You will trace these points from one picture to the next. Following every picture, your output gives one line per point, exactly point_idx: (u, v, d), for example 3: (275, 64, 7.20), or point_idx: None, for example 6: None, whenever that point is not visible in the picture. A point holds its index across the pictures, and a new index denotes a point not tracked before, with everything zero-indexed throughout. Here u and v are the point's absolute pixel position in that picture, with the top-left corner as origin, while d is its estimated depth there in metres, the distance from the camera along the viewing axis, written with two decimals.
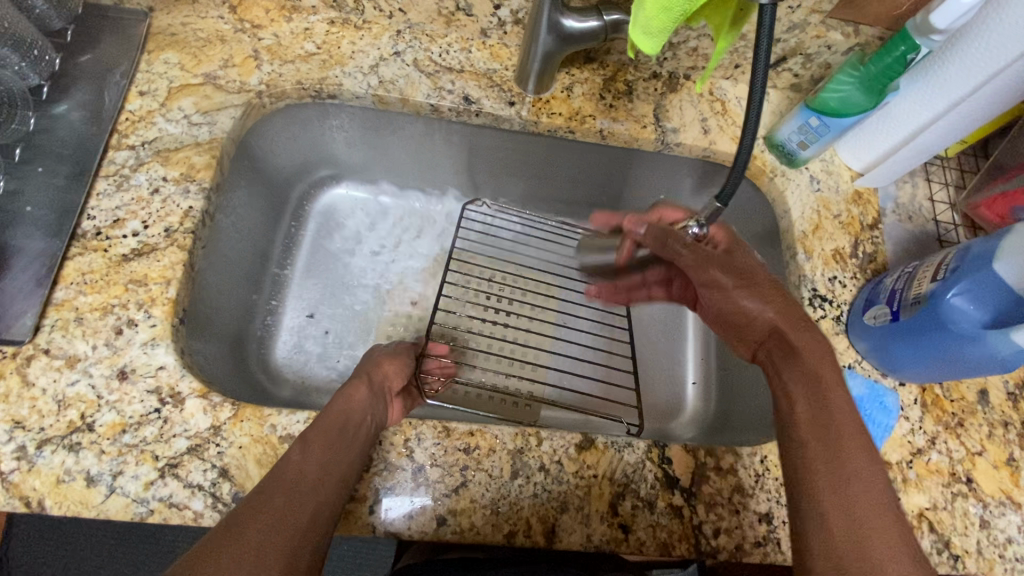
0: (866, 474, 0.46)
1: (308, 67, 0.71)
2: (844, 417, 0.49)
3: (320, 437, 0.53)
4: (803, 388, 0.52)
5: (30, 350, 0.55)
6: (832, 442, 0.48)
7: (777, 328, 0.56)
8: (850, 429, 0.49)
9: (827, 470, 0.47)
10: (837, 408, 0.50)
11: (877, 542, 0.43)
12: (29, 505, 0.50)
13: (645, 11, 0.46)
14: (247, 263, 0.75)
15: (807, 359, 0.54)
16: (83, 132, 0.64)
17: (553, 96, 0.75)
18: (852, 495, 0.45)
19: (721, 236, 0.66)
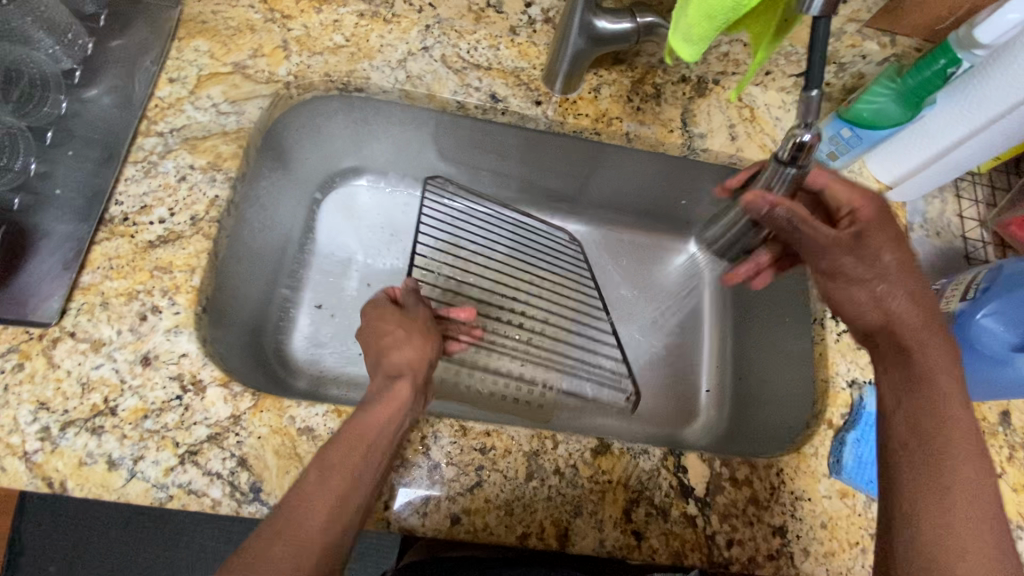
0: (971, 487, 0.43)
1: (337, 59, 0.71)
2: (958, 429, 0.45)
3: (338, 455, 0.49)
4: (912, 394, 0.48)
5: (56, 332, 0.55)
6: (936, 451, 0.44)
7: (905, 324, 0.50)
8: (961, 439, 0.44)
9: (925, 480, 0.44)
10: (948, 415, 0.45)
11: (971, 561, 0.40)
12: (51, 486, 0.51)
13: (687, 19, 0.45)
14: (268, 254, 0.75)
15: (933, 367, 0.47)
16: (112, 117, 0.65)
17: (580, 97, 0.74)
18: (953, 509, 0.42)
19: (868, 207, 0.55)
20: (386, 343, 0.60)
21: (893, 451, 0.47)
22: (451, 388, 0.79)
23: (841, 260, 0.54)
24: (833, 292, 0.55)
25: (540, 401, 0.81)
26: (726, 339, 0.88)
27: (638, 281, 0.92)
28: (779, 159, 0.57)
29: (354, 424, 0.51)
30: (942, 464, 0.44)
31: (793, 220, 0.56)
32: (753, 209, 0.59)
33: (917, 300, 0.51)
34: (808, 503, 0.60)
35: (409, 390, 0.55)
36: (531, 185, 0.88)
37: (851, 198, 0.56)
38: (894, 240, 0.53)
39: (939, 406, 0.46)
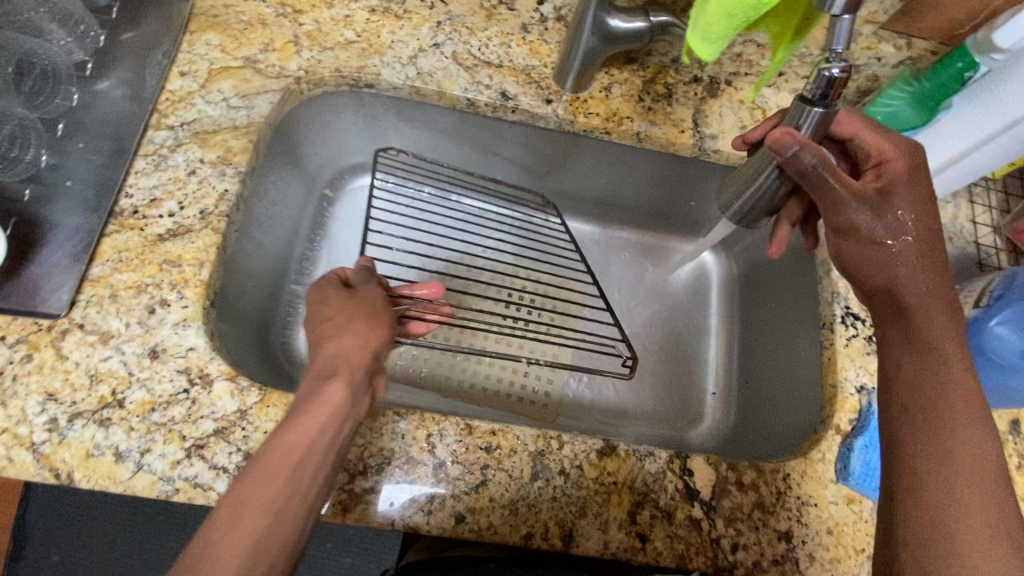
0: (971, 447, 0.43)
1: (347, 55, 0.71)
2: (956, 386, 0.46)
3: (272, 466, 0.46)
4: (912, 353, 0.49)
5: (65, 324, 0.56)
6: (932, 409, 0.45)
7: (910, 288, 0.51)
8: (961, 396, 0.45)
9: (923, 439, 0.45)
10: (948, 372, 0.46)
11: (963, 514, 0.41)
12: (58, 477, 0.51)
13: (706, 17, 0.45)
14: (276, 248, 0.75)
15: (935, 327, 0.49)
16: (124, 109, 0.65)
17: (590, 96, 0.73)
18: (949, 467, 0.43)
19: (898, 164, 0.54)
20: (327, 329, 0.56)
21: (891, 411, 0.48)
22: (457, 386, 0.80)
23: (858, 215, 0.53)
24: (847, 250, 0.55)
25: (545, 400, 0.81)
26: (733, 342, 0.87)
27: (645, 283, 0.91)
28: (805, 99, 0.50)
29: (294, 430, 0.48)
30: (939, 422, 0.45)
31: (819, 166, 0.51)
32: (777, 151, 0.51)
33: (925, 261, 0.52)
34: (814, 509, 0.59)
35: (349, 382, 0.52)
36: (540, 183, 0.87)
37: (883, 148, 0.55)
38: (918, 197, 0.53)
39: (937, 364, 0.47)
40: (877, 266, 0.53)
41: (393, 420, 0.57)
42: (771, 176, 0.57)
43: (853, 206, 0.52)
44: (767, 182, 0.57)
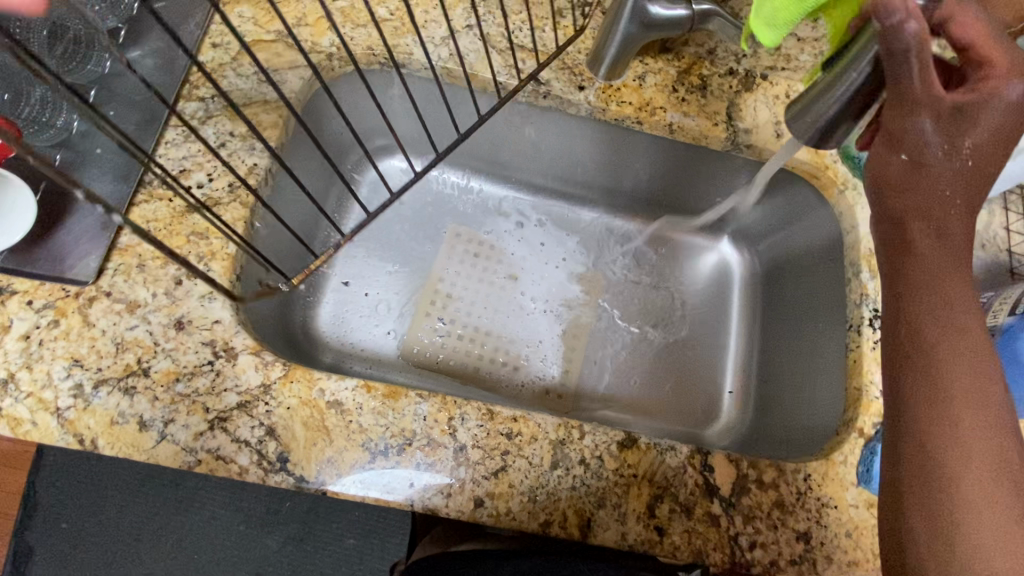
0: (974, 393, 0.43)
1: (380, 33, 0.70)
2: (965, 339, 0.44)
3: None
4: (922, 292, 0.45)
5: (92, 291, 0.56)
6: (936, 357, 0.44)
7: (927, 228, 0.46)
8: (966, 342, 0.44)
9: (923, 389, 0.43)
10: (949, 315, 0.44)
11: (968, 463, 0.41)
12: (82, 443, 0.52)
13: (774, 4, 0.50)
14: (300, 229, 0.77)
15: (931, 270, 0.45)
16: (155, 78, 0.64)
17: (624, 84, 0.73)
18: (956, 416, 0.42)
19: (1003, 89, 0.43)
20: None
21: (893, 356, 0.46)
22: (474, 375, 0.82)
23: (922, 127, 0.44)
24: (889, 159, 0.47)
25: (559, 391, 0.83)
26: (753, 341, 0.87)
27: (665, 278, 0.91)
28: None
29: None
30: (948, 372, 0.43)
31: (910, 49, 0.42)
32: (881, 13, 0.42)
33: (962, 201, 0.46)
34: (834, 511, 0.59)
35: None
36: (563, 172, 0.87)
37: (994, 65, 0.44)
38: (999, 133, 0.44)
39: (942, 308, 0.45)
40: (907, 190, 0.46)
41: (415, 401, 0.57)
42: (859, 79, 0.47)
43: (923, 115, 0.44)
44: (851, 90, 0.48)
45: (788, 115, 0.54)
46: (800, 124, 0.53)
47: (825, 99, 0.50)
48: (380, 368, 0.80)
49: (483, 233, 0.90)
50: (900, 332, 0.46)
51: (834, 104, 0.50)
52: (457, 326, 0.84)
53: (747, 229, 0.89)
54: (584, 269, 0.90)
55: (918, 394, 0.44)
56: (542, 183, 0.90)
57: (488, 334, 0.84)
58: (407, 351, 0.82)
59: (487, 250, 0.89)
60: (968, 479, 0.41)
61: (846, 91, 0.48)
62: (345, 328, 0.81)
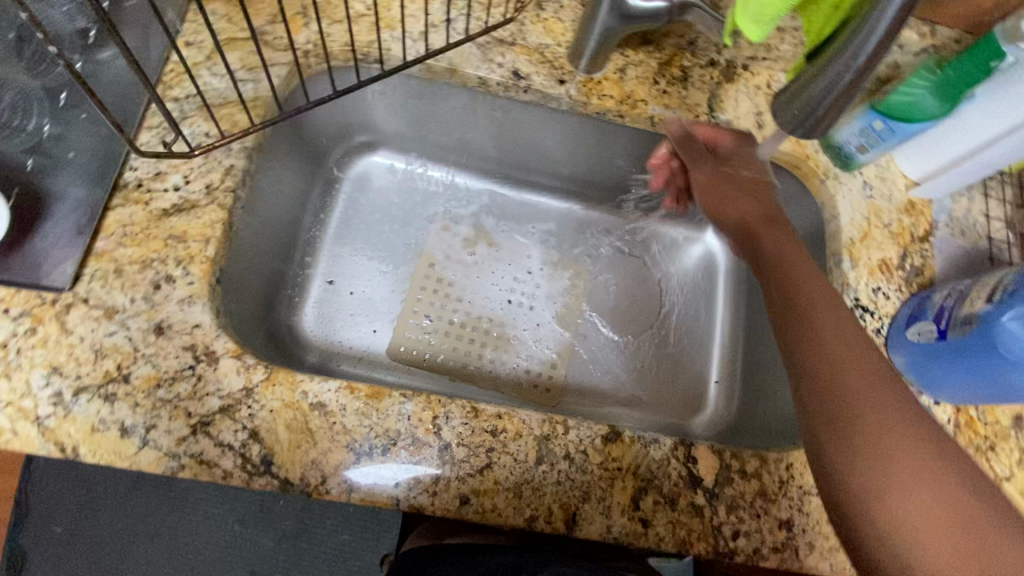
0: (833, 327, 0.52)
1: (357, 28, 0.70)
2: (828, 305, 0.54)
3: None
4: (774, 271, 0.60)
5: (69, 297, 0.55)
6: (797, 306, 0.55)
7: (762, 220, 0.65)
8: (820, 305, 0.54)
9: (801, 340, 0.52)
10: (808, 288, 0.56)
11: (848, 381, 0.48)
12: (63, 451, 0.51)
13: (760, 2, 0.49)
14: (280, 228, 0.76)
15: (782, 242, 0.62)
16: (127, 79, 0.63)
17: (604, 77, 0.72)
18: (825, 347, 0.51)
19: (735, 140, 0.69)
20: None
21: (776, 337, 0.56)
22: (462, 371, 0.82)
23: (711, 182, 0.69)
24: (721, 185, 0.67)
25: (547, 385, 0.83)
26: (738, 332, 0.87)
27: (650, 269, 0.91)
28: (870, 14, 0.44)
29: None
30: (806, 321, 0.53)
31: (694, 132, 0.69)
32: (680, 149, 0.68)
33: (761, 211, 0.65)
34: (815, 499, 0.60)
35: None
36: (547, 165, 0.87)
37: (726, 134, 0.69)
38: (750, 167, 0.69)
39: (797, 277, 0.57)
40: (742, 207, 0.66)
41: (399, 401, 0.57)
42: (841, 76, 0.47)
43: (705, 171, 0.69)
44: (833, 85, 0.47)
45: (775, 105, 0.54)
46: (786, 112, 0.52)
47: (810, 88, 0.49)
48: (368, 366, 0.80)
49: (468, 228, 0.90)
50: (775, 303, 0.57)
51: (819, 96, 0.49)
52: (443, 322, 0.84)
53: None
54: (572, 264, 0.90)
55: (797, 346, 0.52)
56: (526, 177, 0.90)
57: (475, 330, 0.84)
58: (394, 349, 0.82)
59: (473, 246, 0.89)
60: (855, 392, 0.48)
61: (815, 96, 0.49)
62: (331, 327, 0.81)
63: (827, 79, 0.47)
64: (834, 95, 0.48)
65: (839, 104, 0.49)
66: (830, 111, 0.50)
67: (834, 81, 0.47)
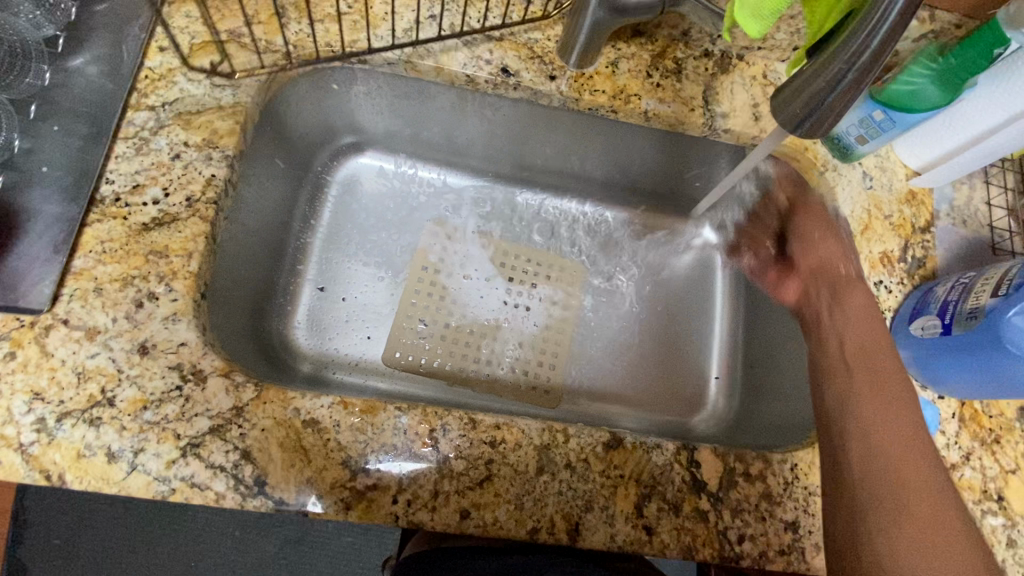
0: (902, 405, 0.59)
1: (338, 28, 0.67)
2: (895, 383, 0.60)
3: None
4: (850, 321, 0.65)
5: (48, 319, 0.53)
6: (875, 373, 0.62)
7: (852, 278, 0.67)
8: (879, 381, 0.61)
9: (867, 398, 0.60)
10: (878, 364, 0.62)
11: (888, 444, 0.56)
12: (49, 479, 0.50)
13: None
14: (266, 237, 0.74)
15: (859, 305, 0.65)
16: (100, 87, 0.61)
17: (596, 71, 0.70)
18: (880, 413, 0.59)
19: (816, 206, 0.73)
20: None
21: (827, 394, 0.64)
22: (460, 377, 0.81)
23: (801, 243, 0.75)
24: (806, 230, 0.74)
25: (546, 387, 0.82)
26: (738, 327, 0.86)
27: (647, 267, 0.89)
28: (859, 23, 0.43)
29: None
30: (867, 394, 0.61)
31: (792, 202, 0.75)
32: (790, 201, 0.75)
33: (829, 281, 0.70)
34: (820, 499, 0.59)
35: None
36: (539, 162, 0.85)
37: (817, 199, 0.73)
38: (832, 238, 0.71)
39: (869, 343, 0.64)
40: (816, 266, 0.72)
41: (394, 415, 0.56)
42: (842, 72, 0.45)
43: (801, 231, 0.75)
44: (834, 82, 0.46)
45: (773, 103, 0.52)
46: (786, 111, 0.50)
47: (806, 88, 0.48)
48: (362, 374, 0.79)
49: (458, 230, 0.87)
50: (840, 361, 0.65)
51: (822, 93, 0.47)
52: (439, 327, 0.83)
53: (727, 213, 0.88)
54: (568, 264, 0.88)
55: (858, 399, 0.60)
56: (518, 174, 0.88)
57: (472, 333, 0.83)
58: (389, 355, 0.80)
59: (467, 247, 0.87)
60: (893, 460, 0.55)
61: (807, 98, 0.48)
62: (325, 335, 0.79)
63: (827, 77, 0.46)
64: (838, 92, 0.46)
65: (841, 103, 0.48)
66: (833, 108, 0.48)
67: (836, 79, 0.46)
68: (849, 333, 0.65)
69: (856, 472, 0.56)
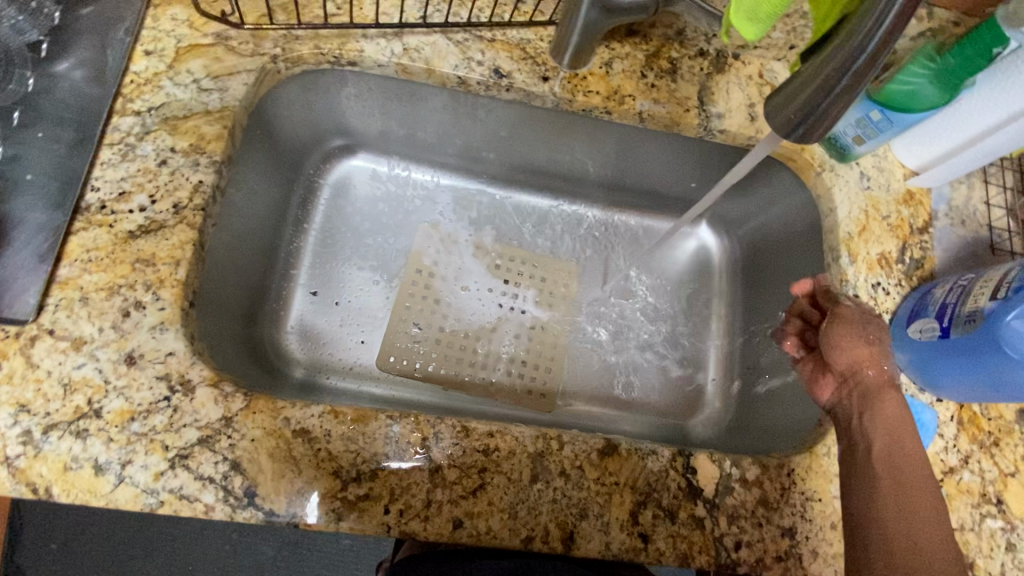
0: (929, 510, 0.48)
1: (328, 30, 0.66)
2: (919, 485, 0.49)
3: None
4: (881, 433, 0.54)
5: (33, 330, 0.52)
6: (892, 459, 0.51)
7: (879, 383, 0.58)
8: (909, 471, 0.50)
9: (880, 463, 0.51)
10: (909, 467, 0.50)
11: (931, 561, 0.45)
12: (35, 492, 0.49)
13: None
14: (256, 242, 0.73)
15: (891, 415, 0.55)
16: (85, 92, 0.60)
17: (590, 72, 0.69)
18: (915, 510, 0.48)
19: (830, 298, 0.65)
20: None
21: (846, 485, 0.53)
22: (455, 381, 0.80)
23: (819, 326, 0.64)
24: (837, 337, 0.61)
25: (541, 390, 0.81)
26: (735, 329, 0.85)
27: (644, 269, 0.89)
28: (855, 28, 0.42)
29: None
30: (899, 483, 0.50)
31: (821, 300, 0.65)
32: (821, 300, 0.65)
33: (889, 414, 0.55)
34: (818, 504, 0.58)
35: None
36: (533, 163, 0.84)
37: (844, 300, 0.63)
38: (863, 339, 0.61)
39: (899, 447, 0.52)
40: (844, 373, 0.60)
41: (386, 423, 0.55)
42: (837, 76, 0.44)
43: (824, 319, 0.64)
44: (830, 87, 0.45)
45: (766, 109, 0.51)
46: (780, 118, 0.49)
47: (799, 93, 0.47)
48: (356, 379, 0.78)
49: (452, 233, 0.87)
50: (873, 463, 0.52)
51: (818, 98, 0.46)
52: (433, 330, 0.82)
53: (725, 214, 0.87)
54: (564, 267, 0.87)
55: (876, 476, 0.51)
56: (512, 176, 0.87)
57: (466, 337, 0.82)
58: (384, 359, 0.80)
59: (461, 250, 0.86)
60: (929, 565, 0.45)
61: (801, 106, 0.47)
62: (318, 341, 0.79)
63: (823, 81, 0.45)
64: (833, 98, 0.46)
65: (836, 110, 0.47)
66: (828, 114, 0.47)
67: (831, 83, 0.45)
68: (878, 430, 0.54)
69: (855, 516, 0.50)
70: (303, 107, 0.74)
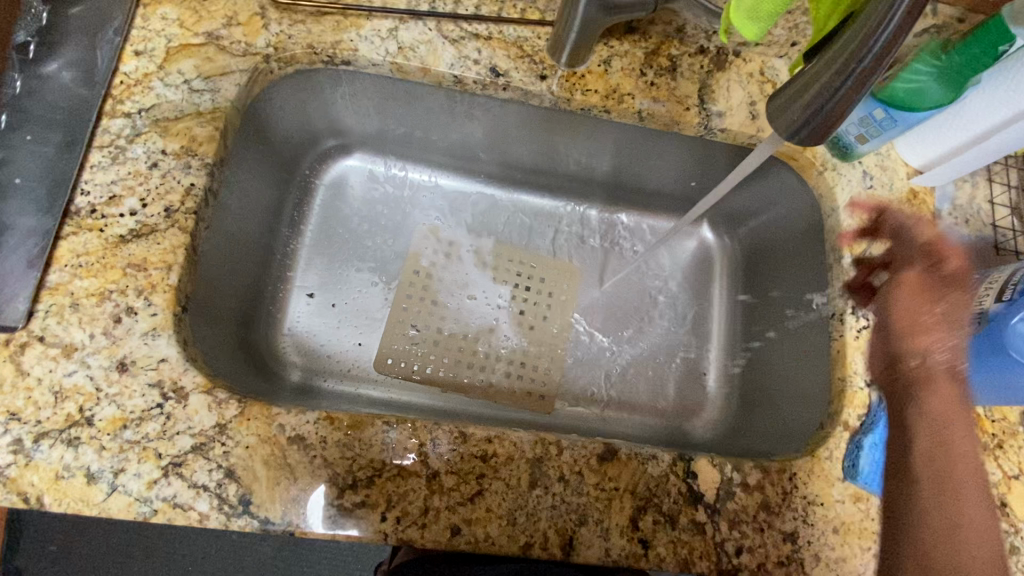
0: (980, 510, 0.55)
1: (321, 29, 0.65)
2: (965, 489, 0.56)
3: None
4: (925, 432, 0.58)
5: (23, 336, 0.51)
6: (947, 466, 0.57)
7: (941, 370, 0.60)
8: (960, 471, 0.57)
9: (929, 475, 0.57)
10: (951, 466, 0.57)
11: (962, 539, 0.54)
12: (27, 502, 0.48)
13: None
14: (251, 244, 0.72)
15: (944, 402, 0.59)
16: (74, 93, 0.59)
17: (588, 71, 0.68)
18: (963, 498, 0.56)
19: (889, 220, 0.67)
20: None
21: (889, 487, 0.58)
22: (454, 383, 0.79)
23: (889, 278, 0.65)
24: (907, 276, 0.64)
25: (541, 392, 0.80)
26: (736, 329, 0.84)
27: (644, 269, 0.88)
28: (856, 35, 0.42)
29: None
30: (950, 461, 0.57)
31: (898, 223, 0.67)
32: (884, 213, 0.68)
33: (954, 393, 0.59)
34: (820, 509, 0.57)
35: None
36: (530, 162, 0.83)
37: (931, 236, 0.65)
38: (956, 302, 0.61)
39: (947, 447, 0.58)
40: (907, 333, 0.62)
41: (383, 429, 0.55)
42: (840, 79, 0.43)
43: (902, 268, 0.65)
44: (832, 89, 0.44)
45: (767, 112, 0.50)
46: (782, 121, 0.48)
47: (801, 97, 0.46)
48: (353, 382, 0.77)
49: (450, 233, 0.86)
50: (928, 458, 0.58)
51: (820, 101, 0.45)
52: (431, 332, 0.81)
53: (725, 213, 0.86)
54: (563, 267, 0.87)
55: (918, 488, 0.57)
56: (510, 175, 0.86)
57: (465, 339, 0.81)
58: (381, 361, 0.79)
59: (459, 251, 0.85)
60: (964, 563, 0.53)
61: (801, 108, 0.47)
62: (315, 343, 0.78)
63: (826, 83, 0.44)
64: (836, 101, 0.45)
65: (839, 112, 0.46)
66: (831, 117, 0.46)
67: (834, 86, 0.44)
68: (925, 428, 0.58)
69: (920, 533, 0.55)
70: (298, 107, 0.73)
